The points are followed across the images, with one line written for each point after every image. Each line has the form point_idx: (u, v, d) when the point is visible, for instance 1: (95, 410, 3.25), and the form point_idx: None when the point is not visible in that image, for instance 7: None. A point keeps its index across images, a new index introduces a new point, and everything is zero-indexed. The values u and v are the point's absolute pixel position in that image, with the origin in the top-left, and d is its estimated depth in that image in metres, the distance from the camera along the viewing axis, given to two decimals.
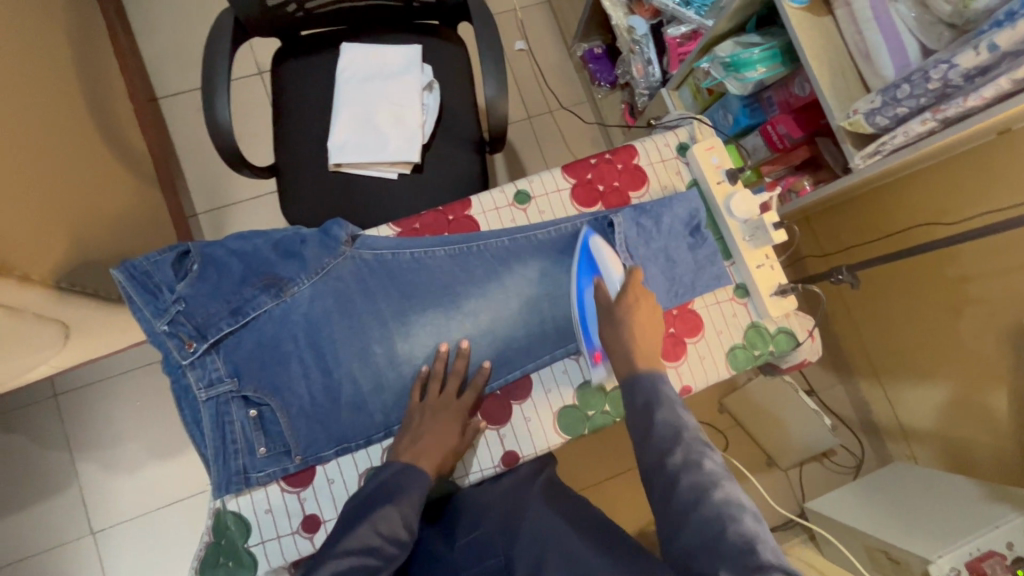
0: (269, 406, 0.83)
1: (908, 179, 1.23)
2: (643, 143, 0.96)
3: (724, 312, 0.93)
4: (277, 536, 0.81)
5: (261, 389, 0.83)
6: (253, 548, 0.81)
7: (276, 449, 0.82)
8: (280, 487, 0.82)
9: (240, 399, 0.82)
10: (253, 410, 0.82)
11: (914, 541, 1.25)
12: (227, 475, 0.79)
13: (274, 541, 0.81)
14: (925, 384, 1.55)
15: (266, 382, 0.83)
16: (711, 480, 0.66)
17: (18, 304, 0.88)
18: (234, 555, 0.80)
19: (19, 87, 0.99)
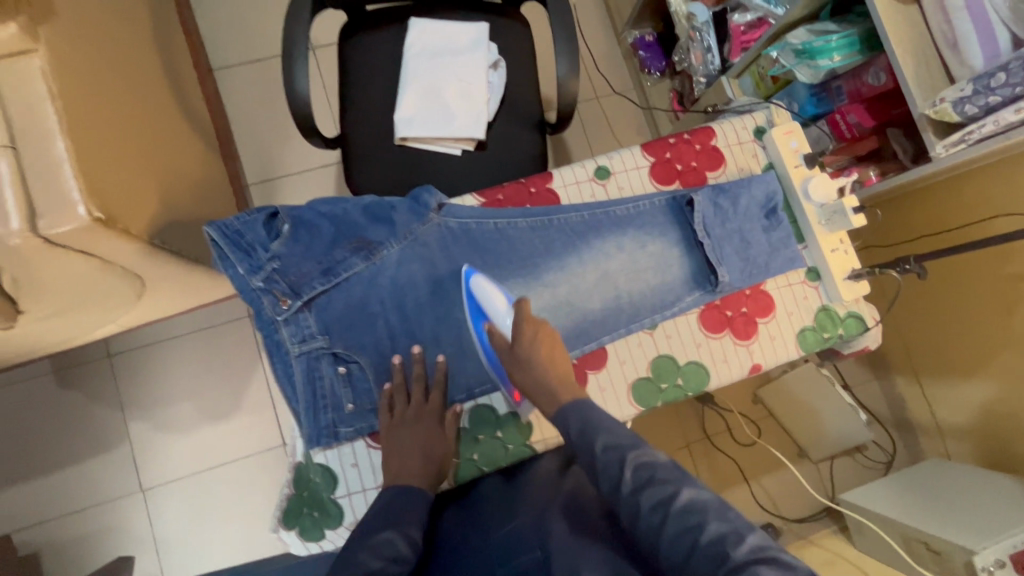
0: (357, 364, 0.87)
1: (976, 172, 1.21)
2: (721, 125, 0.97)
3: (795, 294, 0.94)
4: (362, 489, 0.86)
5: (349, 347, 0.87)
6: (339, 500, 0.86)
7: (363, 406, 0.87)
8: (365, 444, 0.87)
9: (330, 356, 0.86)
10: (342, 367, 0.87)
11: (957, 533, 1.27)
12: (319, 429, 0.85)
13: (360, 493, 0.86)
14: (968, 382, 1.55)
15: (354, 341, 0.87)
16: (670, 488, 0.63)
17: (114, 258, 0.91)
18: (322, 506, 0.85)
19: (110, 47, 1.01)
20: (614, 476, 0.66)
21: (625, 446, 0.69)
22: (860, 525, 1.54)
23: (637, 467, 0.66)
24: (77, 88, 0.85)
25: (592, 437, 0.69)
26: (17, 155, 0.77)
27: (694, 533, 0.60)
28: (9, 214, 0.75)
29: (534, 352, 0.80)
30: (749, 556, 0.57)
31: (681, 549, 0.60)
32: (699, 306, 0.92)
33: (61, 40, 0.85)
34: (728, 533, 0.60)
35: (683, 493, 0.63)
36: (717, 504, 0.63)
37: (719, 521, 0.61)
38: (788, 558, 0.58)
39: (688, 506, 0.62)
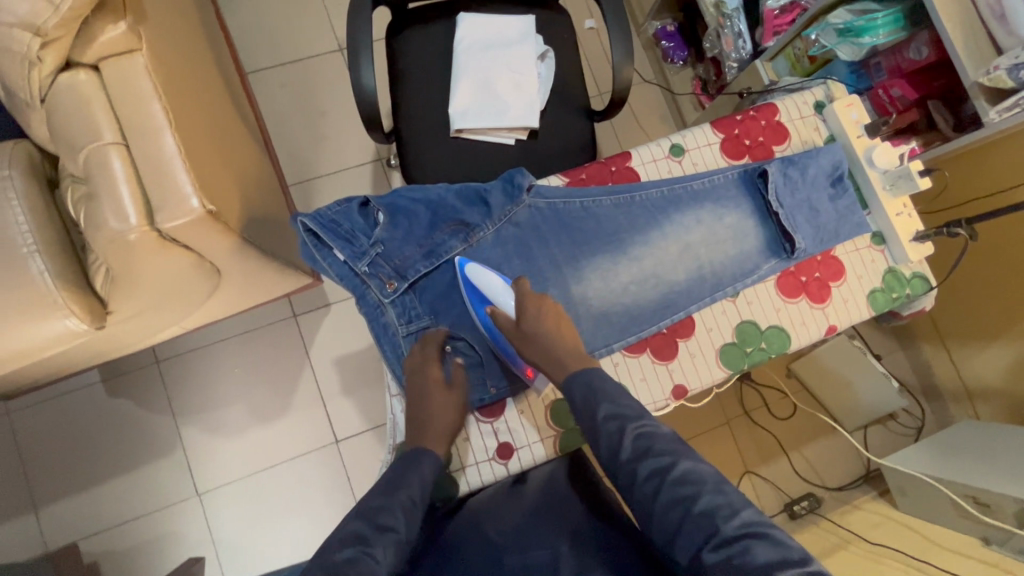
0: (462, 342, 0.95)
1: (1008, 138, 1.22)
2: (784, 101, 1.02)
3: (863, 258, 0.99)
4: (474, 463, 0.92)
5: (454, 325, 0.95)
6: (454, 475, 0.92)
7: (471, 382, 0.94)
8: (475, 418, 0.94)
9: (436, 335, 0.94)
10: (448, 344, 0.94)
11: (1007, 486, 1.29)
12: None
13: (472, 467, 0.92)
14: (993, 346, 1.57)
15: (458, 319, 0.95)
16: (669, 458, 0.72)
17: (208, 254, 0.92)
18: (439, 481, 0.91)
19: (185, 49, 1.02)
20: (617, 445, 0.75)
21: (630, 419, 0.77)
22: (905, 490, 1.58)
23: (638, 438, 0.75)
24: (173, 87, 0.86)
25: (597, 410, 0.78)
26: (129, 153, 0.80)
27: (687, 503, 0.69)
28: (128, 210, 0.78)
29: (541, 324, 0.86)
30: (738, 529, 0.65)
31: (674, 516, 0.69)
32: (775, 273, 0.96)
33: (156, 40, 0.86)
34: (720, 506, 0.68)
35: (681, 465, 0.71)
36: (715, 477, 0.71)
37: (711, 493, 0.69)
38: (773, 531, 0.65)
39: (683, 477, 0.70)
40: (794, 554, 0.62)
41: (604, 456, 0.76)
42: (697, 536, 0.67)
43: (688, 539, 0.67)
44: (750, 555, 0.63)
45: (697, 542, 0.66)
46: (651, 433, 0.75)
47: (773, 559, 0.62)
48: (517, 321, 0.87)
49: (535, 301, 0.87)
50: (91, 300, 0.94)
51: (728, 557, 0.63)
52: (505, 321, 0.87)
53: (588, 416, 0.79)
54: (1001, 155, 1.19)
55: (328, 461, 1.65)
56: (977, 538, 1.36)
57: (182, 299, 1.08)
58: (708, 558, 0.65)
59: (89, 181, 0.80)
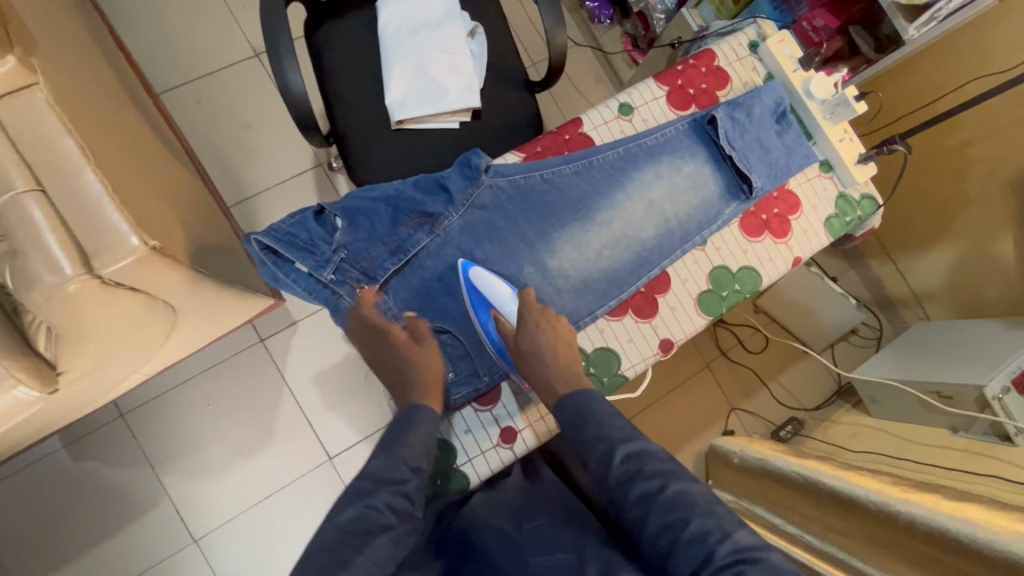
0: (447, 334, 0.93)
1: (910, 63, 1.30)
2: (720, 46, 1.04)
3: (815, 187, 1.03)
4: (481, 452, 0.92)
5: (434, 320, 0.93)
6: (462, 467, 0.91)
7: (464, 374, 0.92)
8: (473, 408, 0.93)
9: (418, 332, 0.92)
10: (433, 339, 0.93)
11: (960, 375, 1.39)
12: None
13: (480, 456, 0.92)
14: (933, 251, 1.67)
15: (437, 314, 0.93)
16: (684, 509, 0.67)
17: (161, 292, 0.86)
18: (447, 474, 0.91)
19: (86, 76, 0.93)
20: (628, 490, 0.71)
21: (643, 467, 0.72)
22: (876, 397, 1.68)
23: (649, 483, 0.70)
24: (84, 119, 0.79)
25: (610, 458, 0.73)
26: (51, 200, 0.72)
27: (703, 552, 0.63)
28: (60, 260, 0.70)
29: (540, 334, 0.86)
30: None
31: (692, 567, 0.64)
32: (738, 215, 0.99)
33: (53, 71, 0.78)
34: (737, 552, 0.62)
35: (696, 514, 0.66)
36: (730, 522, 0.66)
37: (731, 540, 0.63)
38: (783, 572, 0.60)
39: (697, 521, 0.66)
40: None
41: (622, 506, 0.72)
42: None
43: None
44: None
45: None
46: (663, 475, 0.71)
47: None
48: (516, 334, 0.87)
49: (536, 312, 0.88)
50: (38, 364, 0.86)
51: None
52: (508, 327, 0.88)
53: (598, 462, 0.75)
54: (924, 67, 1.27)
55: (326, 480, 1.60)
56: (945, 428, 1.46)
57: (139, 346, 1.00)
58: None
59: (8, 237, 0.73)
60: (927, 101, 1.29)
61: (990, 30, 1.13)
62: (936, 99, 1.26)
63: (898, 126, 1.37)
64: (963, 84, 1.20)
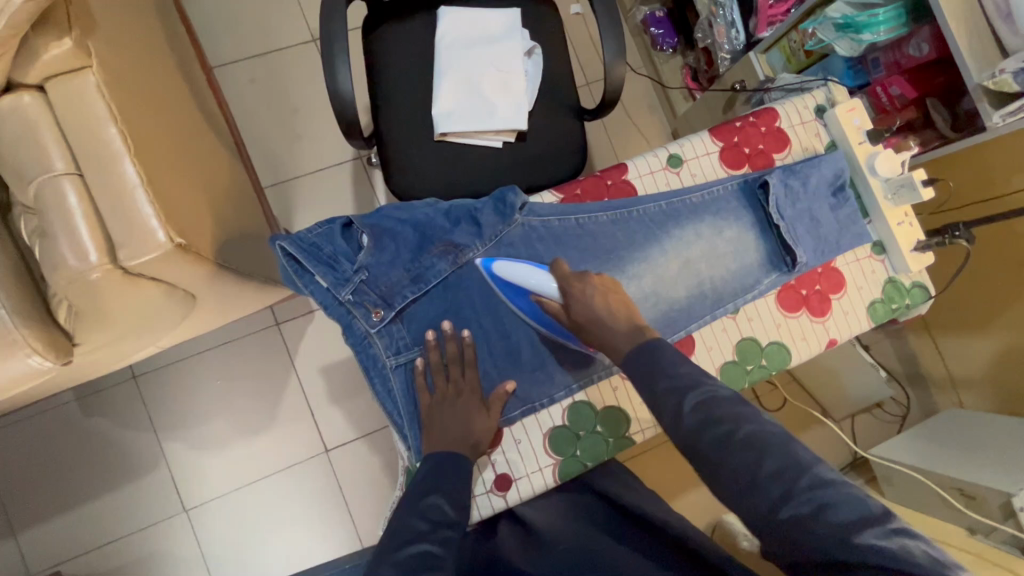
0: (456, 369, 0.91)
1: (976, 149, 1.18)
2: (784, 106, 0.99)
3: (864, 268, 0.97)
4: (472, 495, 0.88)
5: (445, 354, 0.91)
6: None
7: None
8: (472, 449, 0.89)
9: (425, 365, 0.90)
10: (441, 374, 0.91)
11: (989, 477, 1.30)
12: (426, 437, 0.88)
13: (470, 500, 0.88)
14: (978, 338, 1.55)
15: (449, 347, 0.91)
16: (730, 424, 0.65)
17: (182, 282, 0.86)
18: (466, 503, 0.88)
19: (143, 56, 0.94)
20: (675, 411, 0.68)
21: (687, 387, 0.69)
22: (890, 480, 1.60)
23: (696, 406, 0.67)
24: (132, 101, 0.79)
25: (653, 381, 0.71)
26: (85, 183, 0.73)
27: (754, 469, 0.62)
28: (88, 248, 0.72)
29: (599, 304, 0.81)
30: (812, 488, 0.60)
31: (742, 483, 0.62)
32: (776, 287, 0.94)
33: (109, 52, 0.79)
34: (789, 468, 0.62)
35: (743, 429, 0.64)
36: (781, 436, 0.64)
37: (781, 455, 0.62)
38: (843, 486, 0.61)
39: (750, 440, 0.63)
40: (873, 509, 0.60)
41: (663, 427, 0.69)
42: (772, 498, 0.61)
43: (759, 504, 0.61)
44: (834, 513, 0.59)
45: (769, 507, 0.61)
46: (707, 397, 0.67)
47: (856, 517, 0.59)
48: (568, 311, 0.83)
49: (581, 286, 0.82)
50: (54, 334, 0.87)
51: (815, 513, 0.59)
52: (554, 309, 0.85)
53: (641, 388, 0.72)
54: (993, 157, 1.15)
55: (319, 473, 1.61)
56: (963, 528, 1.38)
57: (158, 325, 1.01)
58: (786, 520, 0.60)
59: (41, 216, 0.73)
60: (992, 193, 1.18)
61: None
62: (1002, 195, 1.15)
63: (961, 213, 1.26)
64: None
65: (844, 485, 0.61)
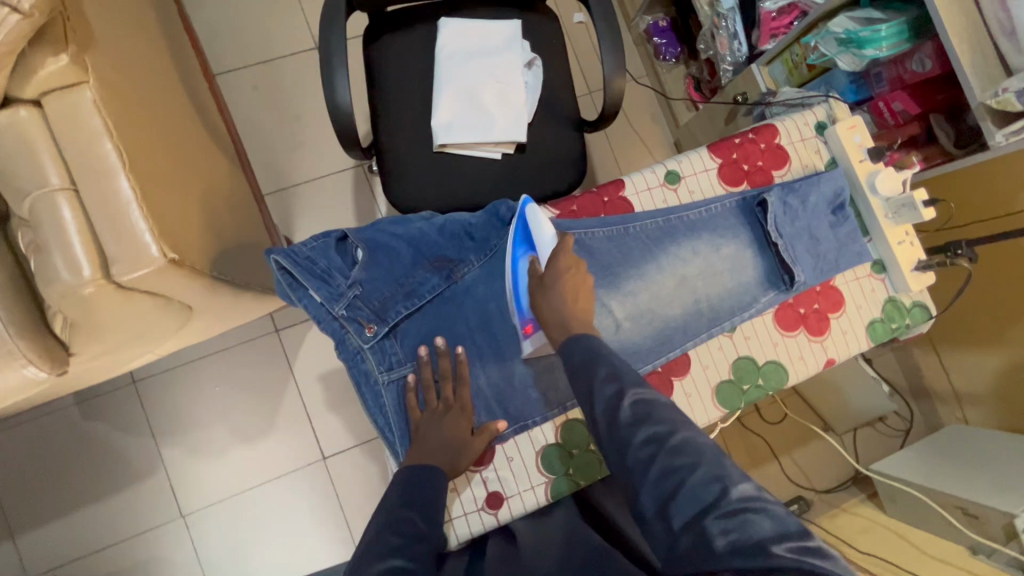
0: None
1: (985, 168, 1.15)
2: (784, 123, 0.98)
3: (863, 287, 0.96)
4: (463, 513, 0.87)
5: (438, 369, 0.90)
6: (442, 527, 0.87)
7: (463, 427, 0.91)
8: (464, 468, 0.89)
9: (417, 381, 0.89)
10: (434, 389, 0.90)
11: (992, 497, 1.28)
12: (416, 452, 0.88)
13: (461, 518, 0.87)
14: (984, 354, 1.52)
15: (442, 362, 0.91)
16: (667, 426, 0.63)
17: (176, 295, 0.86)
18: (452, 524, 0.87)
19: (143, 68, 0.94)
20: (614, 406, 0.67)
21: (629, 383, 0.69)
22: (892, 496, 1.57)
23: (636, 403, 0.67)
24: (129, 115, 0.79)
25: (596, 366, 0.71)
26: (79, 198, 0.73)
27: (682, 473, 0.60)
28: (81, 261, 0.72)
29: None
30: (739, 504, 0.57)
31: (665, 488, 0.60)
32: (774, 306, 0.93)
33: (106, 65, 0.79)
34: (718, 477, 0.60)
35: (678, 434, 0.63)
36: (714, 449, 0.62)
37: (711, 463, 0.60)
38: (771, 505, 0.58)
39: (681, 446, 0.62)
40: (793, 528, 0.56)
41: (600, 420, 0.68)
42: (687, 510, 0.58)
43: (681, 510, 0.59)
44: (751, 531, 0.55)
45: (689, 515, 0.58)
46: (648, 398, 0.67)
47: (776, 535, 0.55)
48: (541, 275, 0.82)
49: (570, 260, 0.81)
50: (50, 344, 0.87)
51: (731, 532, 0.56)
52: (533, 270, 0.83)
53: (584, 377, 0.72)
54: (999, 176, 1.13)
55: (316, 480, 1.61)
56: (964, 547, 1.35)
57: (154, 336, 1.01)
58: (704, 532, 0.57)
59: (35, 229, 0.74)
60: (997, 213, 1.16)
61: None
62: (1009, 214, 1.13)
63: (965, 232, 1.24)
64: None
65: (765, 502, 0.58)
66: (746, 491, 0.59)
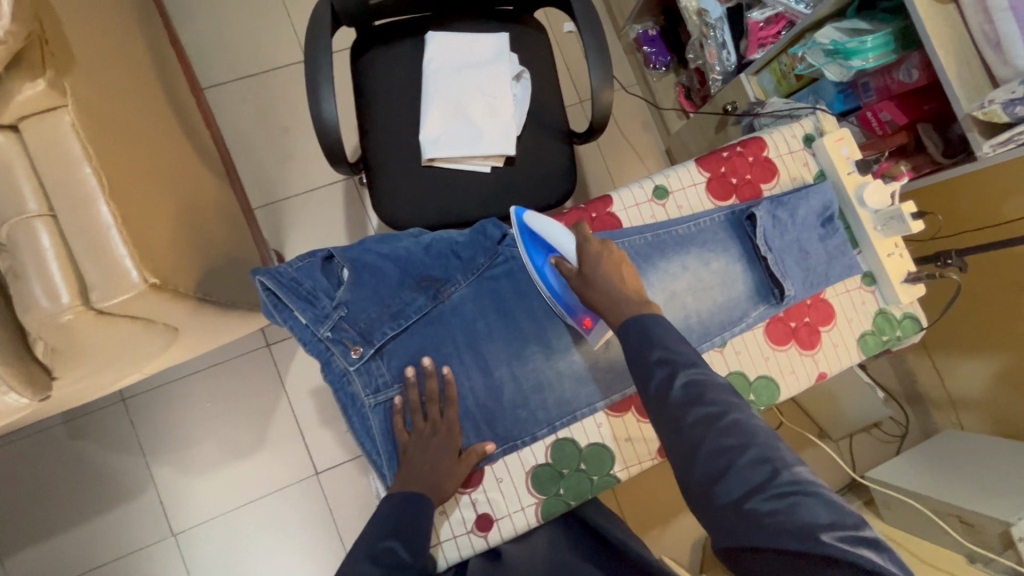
0: None
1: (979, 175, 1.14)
2: (772, 135, 0.98)
3: (853, 300, 0.96)
4: (452, 536, 0.87)
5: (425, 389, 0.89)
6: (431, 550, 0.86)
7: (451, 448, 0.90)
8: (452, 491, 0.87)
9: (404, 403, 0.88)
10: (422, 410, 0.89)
11: (987, 505, 1.27)
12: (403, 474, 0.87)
13: (451, 540, 0.87)
14: (978, 359, 1.52)
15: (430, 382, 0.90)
16: (720, 406, 0.65)
17: (160, 318, 0.85)
18: (440, 546, 0.87)
19: (127, 87, 0.94)
20: (666, 384, 0.68)
21: (682, 363, 0.69)
22: (889, 503, 1.56)
23: (689, 382, 0.67)
24: (110, 137, 0.79)
25: (650, 350, 0.71)
26: (58, 224, 0.72)
27: (733, 453, 0.62)
28: (61, 289, 0.71)
29: (620, 310, 0.79)
30: (790, 485, 0.59)
31: (715, 465, 0.62)
32: (765, 320, 0.93)
33: (87, 87, 0.78)
34: (770, 458, 0.61)
35: (730, 415, 0.64)
36: (767, 431, 0.64)
37: (762, 446, 0.62)
38: (824, 488, 0.60)
39: (733, 427, 0.63)
40: (848, 516, 0.57)
41: (650, 395, 0.69)
42: (736, 491, 0.60)
43: (727, 489, 0.61)
44: (801, 514, 0.57)
45: (737, 493, 0.60)
46: (702, 377, 0.68)
47: (828, 521, 0.57)
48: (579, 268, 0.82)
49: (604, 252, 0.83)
50: (32, 370, 0.86)
51: (779, 511, 0.58)
52: (567, 268, 0.83)
53: (637, 355, 0.72)
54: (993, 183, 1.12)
55: (309, 496, 1.59)
56: (962, 555, 1.34)
57: (140, 357, 0.99)
58: (751, 510, 0.59)
59: (14, 256, 0.72)
60: (993, 221, 1.15)
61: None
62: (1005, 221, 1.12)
63: (960, 239, 1.22)
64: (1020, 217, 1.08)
65: (820, 487, 0.59)
66: (800, 474, 0.60)
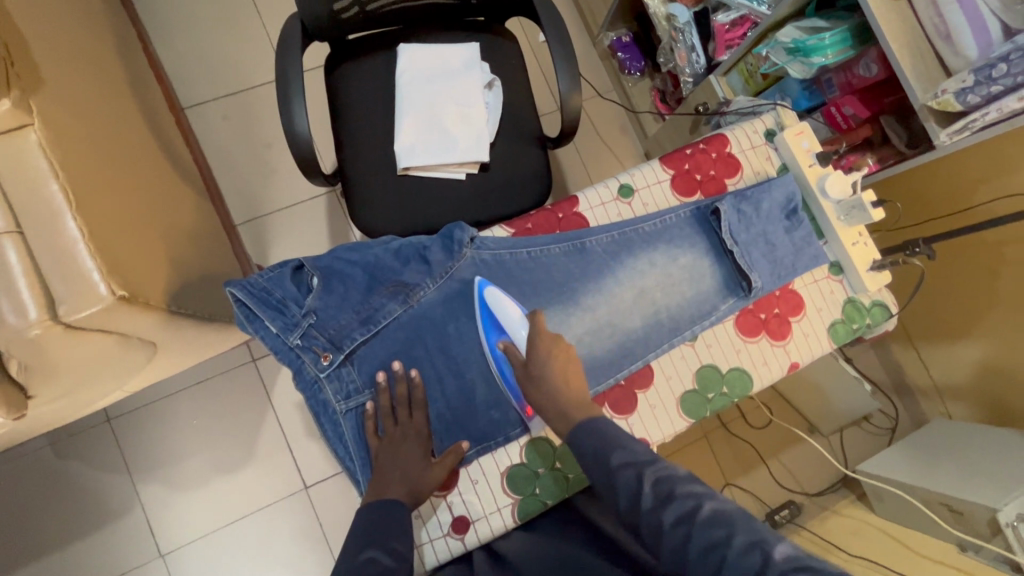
0: None
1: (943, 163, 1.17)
2: (734, 132, 1.00)
3: (822, 289, 0.97)
4: (430, 539, 0.87)
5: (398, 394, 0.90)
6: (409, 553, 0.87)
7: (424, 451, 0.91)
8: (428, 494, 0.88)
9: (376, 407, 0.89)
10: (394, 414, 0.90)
11: (974, 493, 1.27)
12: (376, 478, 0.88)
13: (428, 544, 0.87)
14: (960, 346, 1.53)
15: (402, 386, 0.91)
16: (693, 499, 0.63)
17: (132, 331, 0.85)
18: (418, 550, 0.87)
19: (99, 107, 0.95)
20: (634, 492, 0.67)
21: (645, 464, 0.69)
22: (881, 496, 1.55)
23: (657, 483, 0.67)
24: (78, 154, 0.80)
25: (609, 456, 0.71)
26: (26, 240, 0.72)
27: (721, 547, 0.59)
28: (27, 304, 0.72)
29: (549, 366, 0.82)
30: (782, 564, 0.55)
31: (704, 565, 0.59)
32: (734, 313, 0.94)
33: (55, 106, 0.80)
34: (756, 541, 0.58)
35: (706, 505, 0.62)
36: (743, 513, 0.62)
37: (745, 530, 0.59)
38: (817, 560, 0.56)
39: (711, 517, 0.61)
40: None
41: (624, 509, 0.68)
42: None
43: None
44: None
45: None
46: (670, 475, 0.67)
47: None
48: (525, 362, 0.83)
49: (547, 341, 0.84)
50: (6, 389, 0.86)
51: None
52: (513, 358, 0.84)
53: (599, 466, 0.72)
54: (956, 170, 1.15)
55: (297, 511, 1.58)
56: (954, 545, 1.32)
57: (117, 373, 1.00)
58: None
59: None
60: (958, 208, 1.17)
61: (1010, 152, 1.04)
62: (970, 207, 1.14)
63: (928, 227, 1.25)
64: (988, 202, 1.11)
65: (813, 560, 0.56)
66: (789, 552, 0.57)
